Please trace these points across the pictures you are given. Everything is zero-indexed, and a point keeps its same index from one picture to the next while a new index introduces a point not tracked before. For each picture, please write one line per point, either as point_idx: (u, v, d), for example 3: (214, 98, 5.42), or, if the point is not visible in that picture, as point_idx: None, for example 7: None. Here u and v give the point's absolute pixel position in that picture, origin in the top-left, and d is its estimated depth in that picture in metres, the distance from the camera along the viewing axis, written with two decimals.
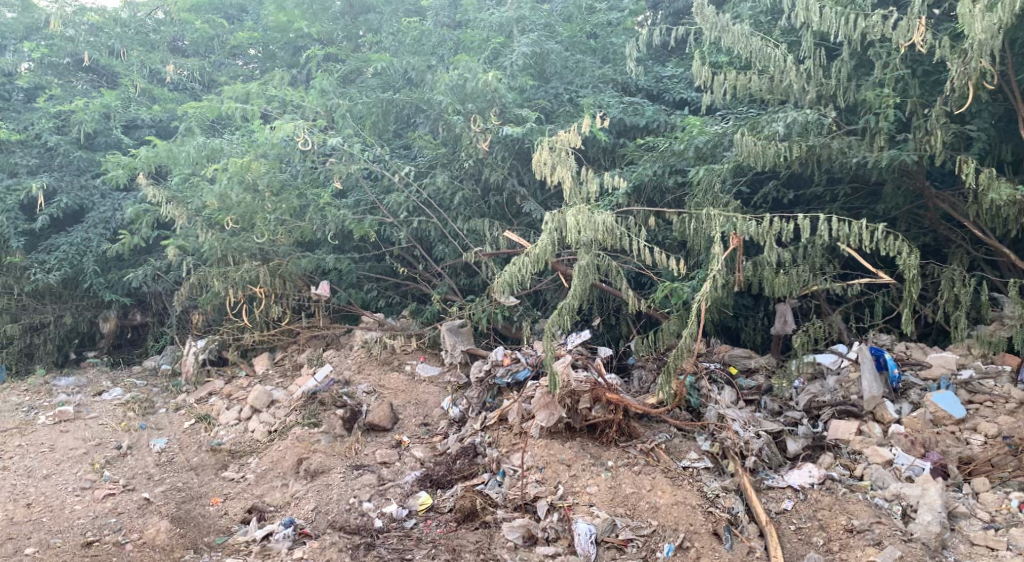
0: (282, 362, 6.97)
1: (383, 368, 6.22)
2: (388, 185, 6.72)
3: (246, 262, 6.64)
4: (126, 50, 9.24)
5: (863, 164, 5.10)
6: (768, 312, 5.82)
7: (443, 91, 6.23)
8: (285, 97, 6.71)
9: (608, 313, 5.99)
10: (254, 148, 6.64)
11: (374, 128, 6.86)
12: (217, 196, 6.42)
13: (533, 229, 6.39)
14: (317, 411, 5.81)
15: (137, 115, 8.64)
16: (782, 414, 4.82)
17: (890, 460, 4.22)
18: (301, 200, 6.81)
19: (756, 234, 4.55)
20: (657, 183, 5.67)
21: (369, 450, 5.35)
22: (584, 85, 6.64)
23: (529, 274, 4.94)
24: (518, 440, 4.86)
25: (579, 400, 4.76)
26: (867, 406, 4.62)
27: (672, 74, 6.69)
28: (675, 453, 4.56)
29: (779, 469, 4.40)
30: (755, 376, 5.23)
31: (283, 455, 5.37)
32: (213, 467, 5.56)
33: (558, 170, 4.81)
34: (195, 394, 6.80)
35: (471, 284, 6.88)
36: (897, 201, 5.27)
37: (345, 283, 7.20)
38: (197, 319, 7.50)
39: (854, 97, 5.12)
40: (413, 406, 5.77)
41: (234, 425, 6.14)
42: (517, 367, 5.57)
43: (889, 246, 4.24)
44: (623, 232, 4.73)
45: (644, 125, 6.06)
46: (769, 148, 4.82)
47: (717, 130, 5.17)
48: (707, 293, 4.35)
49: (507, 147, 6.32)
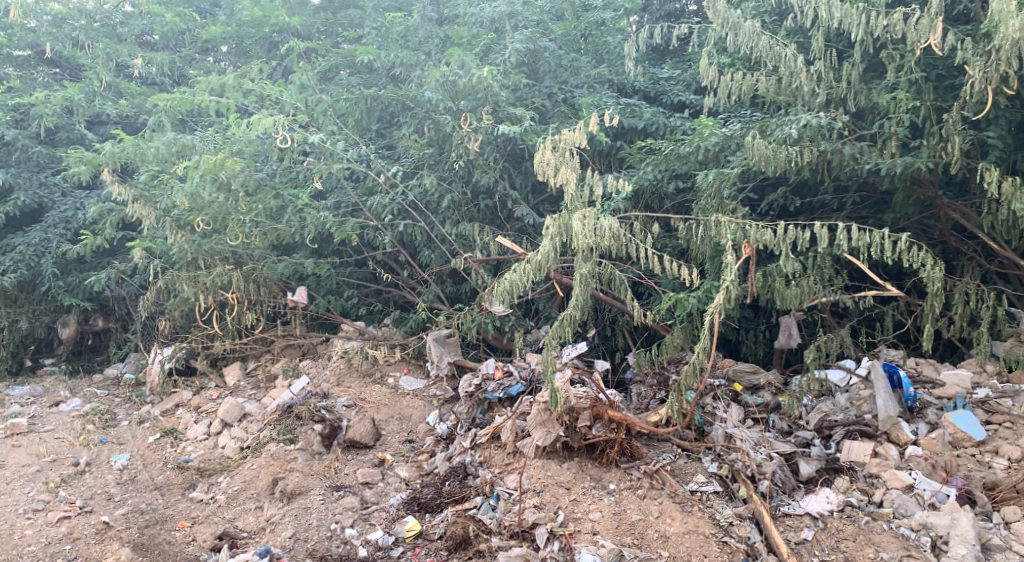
0: (255, 372, 6.56)
1: (364, 381, 5.88)
2: (372, 186, 6.36)
3: (218, 266, 6.25)
4: (91, 42, 8.70)
5: (874, 172, 4.89)
6: (770, 324, 5.54)
7: (433, 88, 5.88)
8: (263, 90, 6.29)
9: (604, 324, 5.71)
10: (228, 145, 6.23)
11: (357, 127, 6.48)
12: (188, 194, 6.01)
13: (525, 234, 6.15)
14: (294, 426, 5.43)
15: (102, 110, 8.23)
16: (792, 434, 4.58)
17: (911, 486, 3.98)
18: (279, 200, 6.40)
19: (770, 242, 4.29)
20: (656, 189, 5.43)
21: (349, 469, 4.97)
22: (578, 85, 6.33)
23: (530, 282, 4.64)
24: (512, 461, 4.57)
25: (578, 417, 4.47)
26: (882, 427, 4.38)
27: (670, 76, 6.40)
28: (681, 475, 4.27)
29: (793, 493, 4.13)
30: (761, 392, 4.95)
31: (257, 474, 4.98)
32: (180, 487, 5.13)
33: (560, 173, 4.51)
34: (161, 406, 6.38)
35: (457, 292, 6.53)
36: (907, 211, 5.06)
37: (323, 288, 6.80)
38: (164, 326, 7.04)
39: (866, 102, 4.91)
40: (396, 421, 5.42)
41: (203, 440, 5.73)
42: (510, 382, 5.30)
43: (913, 257, 4.00)
44: (629, 239, 4.43)
45: (642, 128, 5.78)
46: (780, 153, 4.59)
47: (726, 132, 4.91)
48: (720, 305, 4.07)
49: (499, 147, 6.04)
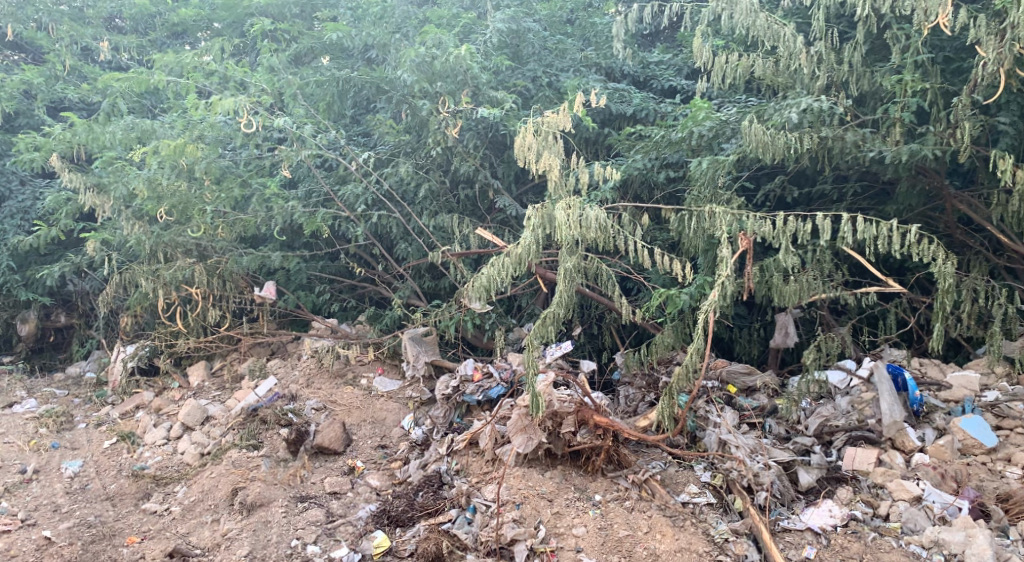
0: (220, 372, 6.18)
1: (335, 382, 5.52)
2: (344, 175, 6.01)
3: (179, 259, 5.88)
4: (54, 25, 8.15)
5: (878, 161, 4.60)
6: (765, 322, 5.24)
7: (408, 68, 5.47)
8: (227, 71, 5.88)
9: (590, 322, 5.40)
10: (190, 129, 5.82)
11: (329, 112, 6.10)
12: (146, 181, 5.57)
13: (507, 227, 5.81)
14: (258, 431, 5.09)
15: (63, 95, 7.70)
16: (790, 440, 4.28)
17: (919, 497, 3.69)
18: (245, 189, 6.02)
19: (769, 235, 3.96)
20: (645, 178, 5.11)
21: (316, 478, 4.64)
22: (564, 68, 5.94)
23: (510, 277, 4.29)
24: (491, 469, 4.27)
25: (562, 423, 4.17)
26: (886, 433, 4.08)
27: (660, 59, 6.08)
28: (672, 486, 3.99)
29: (792, 505, 3.83)
30: (756, 395, 4.63)
31: (216, 483, 4.62)
32: (132, 497, 4.76)
33: (542, 159, 4.16)
34: (121, 408, 6.00)
35: (436, 288, 6.17)
36: (911, 202, 4.77)
37: (293, 284, 6.43)
38: (126, 322, 6.64)
39: (868, 86, 4.62)
40: (368, 425, 5.09)
41: (161, 445, 5.33)
42: (489, 384, 4.96)
43: (923, 251, 3.67)
44: (617, 231, 4.09)
45: (631, 114, 5.46)
46: (779, 139, 4.27)
47: (722, 116, 4.58)
48: (716, 302, 3.73)
49: (479, 134, 5.70)
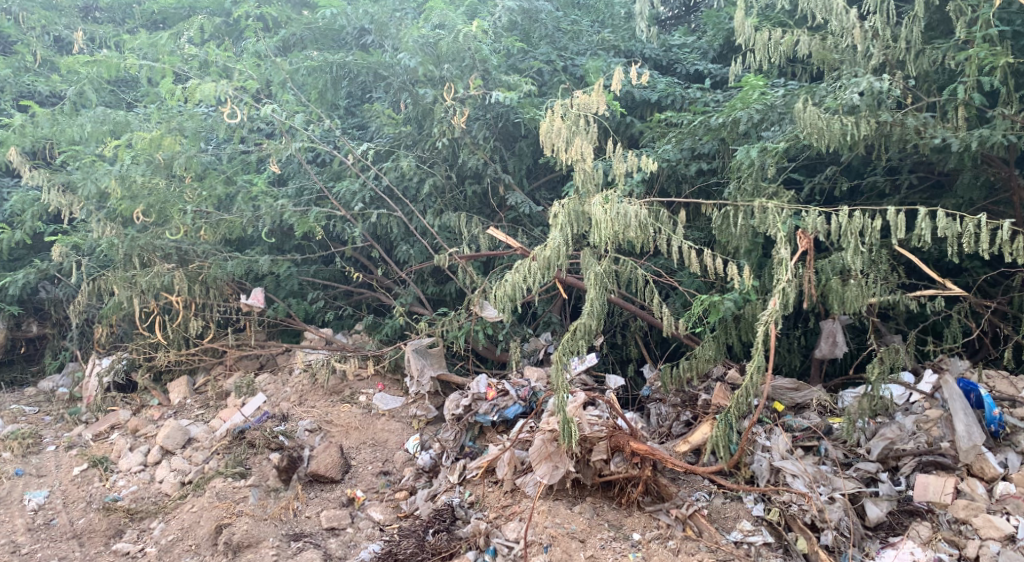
0: (204, 388, 5.63)
1: (331, 400, 5.00)
2: (339, 170, 5.51)
3: (158, 264, 5.32)
4: (24, 13, 7.47)
5: (940, 150, 4.10)
6: (807, 329, 4.72)
7: (410, 49, 4.95)
8: (207, 55, 5.23)
9: (613, 331, 4.87)
10: (166, 119, 5.21)
11: (321, 100, 5.54)
12: (117, 179, 5.00)
13: (520, 226, 5.29)
14: (246, 456, 4.55)
15: (33, 87, 7.05)
16: (850, 465, 3.77)
17: (1012, 537, 3.24)
18: (229, 187, 5.48)
19: (830, 233, 3.46)
20: (674, 171, 4.62)
21: (311, 511, 4.11)
22: (580, 51, 5.40)
23: (537, 284, 3.79)
24: (510, 503, 3.76)
25: (593, 450, 3.67)
26: (963, 458, 3.58)
27: (683, 42, 5.57)
28: (721, 522, 3.48)
29: (863, 545, 3.35)
30: (806, 413, 4.13)
31: (197, 519, 4.06)
32: (103, 535, 4.19)
33: (572, 147, 3.69)
34: (94, 428, 5.42)
35: (440, 294, 5.65)
36: (974, 196, 4.25)
37: (283, 291, 5.84)
38: (101, 332, 6.04)
39: (928, 65, 4.12)
40: (369, 448, 4.57)
41: (137, 473, 4.76)
42: (505, 403, 4.44)
43: (1017, 251, 3.18)
44: (657, 229, 3.59)
45: (655, 101, 4.96)
46: (836, 124, 3.76)
47: (768, 99, 4.07)
48: (777, 312, 3.24)
49: (488, 124, 5.19)
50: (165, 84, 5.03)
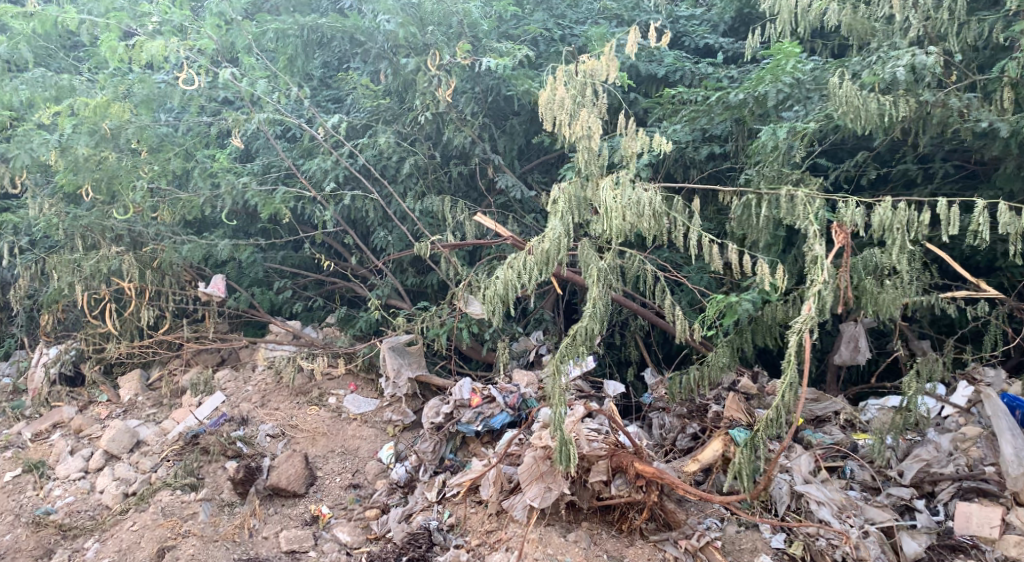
0: (158, 385, 5.09)
1: (296, 401, 4.49)
2: (311, 147, 4.98)
3: (105, 246, 4.76)
4: None
5: (983, 135, 3.64)
6: (824, 332, 4.28)
7: (388, 9, 4.35)
8: (162, 11, 4.57)
9: (610, 330, 4.41)
10: (113, 84, 4.63)
11: (290, 68, 4.92)
12: (56, 149, 4.43)
13: (510, 212, 4.80)
14: (198, 465, 4.03)
15: None
16: (881, 490, 3.34)
17: None
18: (187, 161, 4.91)
19: (871, 227, 2.99)
20: (681, 154, 4.21)
21: (269, 530, 3.62)
22: (578, 20, 4.91)
23: (533, 279, 3.28)
24: (495, 527, 3.28)
25: (591, 470, 3.20)
26: (1011, 486, 3.13)
27: (691, 13, 5.10)
28: (737, 555, 3.02)
29: None
30: (828, 428, 3.71)
31: (138, 539, 3.56)
32: (29, 556, 3.67)
33: (576, 121, 3.20)
34: (34, 426, 4.85)
35: (421, 285, 5.15)
36: (1017, 186, 3.78)
37: (247, 279, 5.31)
38: (46, 319, 5.46)
39: (971, 39, 3.65)
40: (337, 457, 4.08)
41: (76, 480, 4.22)
42: (491, 410, 3.97)
43: None
44: (672, 218, 3.11)
45: (662, 76, 4.49)
46: (875, 102, 3.28)
47: (795, 74, 3.59)
48: (813, 317, 2.75)
49: (476, 98, 4.71)
50: (105, 41, 4.41)
